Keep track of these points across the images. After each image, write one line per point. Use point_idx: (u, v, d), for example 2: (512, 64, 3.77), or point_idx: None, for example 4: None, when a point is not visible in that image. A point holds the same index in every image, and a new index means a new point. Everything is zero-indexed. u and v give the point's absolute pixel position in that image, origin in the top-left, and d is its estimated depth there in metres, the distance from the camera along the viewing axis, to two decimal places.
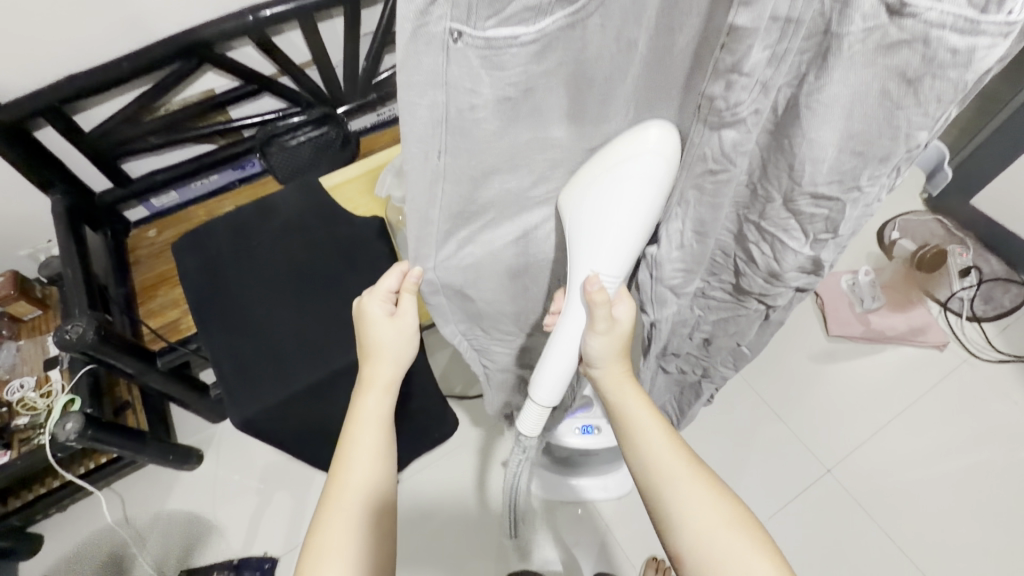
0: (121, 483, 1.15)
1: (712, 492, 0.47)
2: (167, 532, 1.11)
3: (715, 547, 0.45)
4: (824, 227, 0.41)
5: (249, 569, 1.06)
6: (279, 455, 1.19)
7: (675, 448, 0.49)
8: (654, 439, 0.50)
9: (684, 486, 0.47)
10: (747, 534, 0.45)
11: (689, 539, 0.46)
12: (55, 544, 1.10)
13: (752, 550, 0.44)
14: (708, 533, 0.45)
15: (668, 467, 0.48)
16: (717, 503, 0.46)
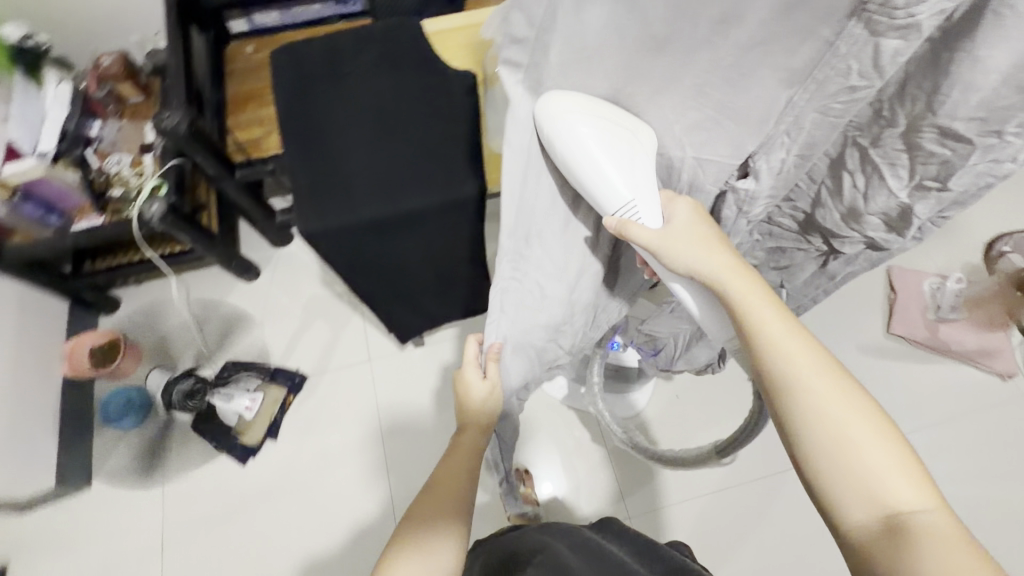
0: (188, 274, 1.28)
1: (850, 397, 0.42)
2: (219, 327, 1.24)
3: (865, 463, 0.40)
4: (935, 172, 0.40)
5: (282, 377, 1.19)
6: (327, 291, 1.28)
7: (820, 363, 0.43)
8: (795, 348, 0.43)
9: (824, 400, 0.42)
10: (891, 443, 0.41)
11: (831, 457, 0.41)
12: (127, 308, 1.25)
13: (906, 479, 0.39)
14: (857, 448, 0.40)
15: (812, 379, 0.42)
16: (857, 408, 0.42)
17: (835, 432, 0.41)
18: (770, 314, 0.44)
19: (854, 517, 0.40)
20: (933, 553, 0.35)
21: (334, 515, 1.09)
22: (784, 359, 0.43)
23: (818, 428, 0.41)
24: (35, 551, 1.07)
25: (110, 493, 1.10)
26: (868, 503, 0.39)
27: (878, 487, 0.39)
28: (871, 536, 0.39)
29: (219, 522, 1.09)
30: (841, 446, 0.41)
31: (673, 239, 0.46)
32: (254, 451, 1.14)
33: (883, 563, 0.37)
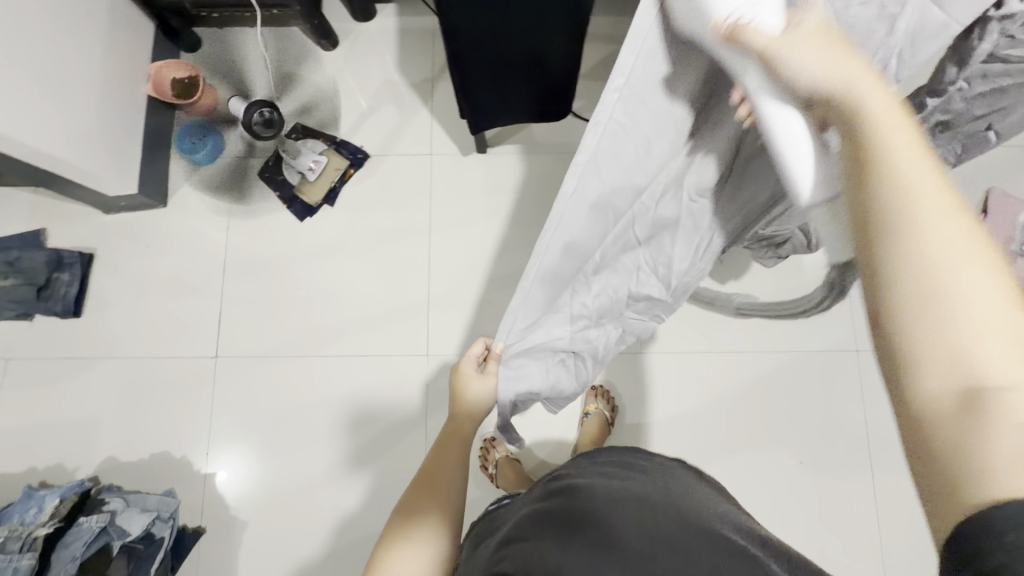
0: (269, 28, 1.26)
1: (970, 245, 0.32)
2: (293, 89, 1.25)
3: (945, 323, 0.31)
4: None
5: (345, 150, 1.22)
6: (400, 77, 1.26)
7: (940, 186, 0.33)
8: (920, 172, 0.33)
9: (923, 233, 0.32)
10: (1006, 308, 0.30)
11: (920, 308, 0.31)
12: (206, 49, 1.25)
13: (1012, 348, 0.30)
14: (953, 304, 0.31)
15: (928, 196, 0.32)
16: (973, 268, 0.31)
17: (945, 281, 0.31)
18: (883, 108, 0.35)
19: (925, 389, 0.31)
20: (1018, 443, 0.28)
21: (376, 285, 1.19)
22: (898, 180, 0.33)
23: (911, 280, 0.32)
24: (117, 249, 1.20)
25: (184, 216, 1.21)
26: (949, 375, 0.30)
27: (958, 354, 0.30)
28: (942, 414, 0.30)
29: (275, 264, 1.20)
30: (945, 301, 0.31)
31: (800, 40, 0.37)
32: (312, 211, 1.21)
33: (960, 449, 0.29)
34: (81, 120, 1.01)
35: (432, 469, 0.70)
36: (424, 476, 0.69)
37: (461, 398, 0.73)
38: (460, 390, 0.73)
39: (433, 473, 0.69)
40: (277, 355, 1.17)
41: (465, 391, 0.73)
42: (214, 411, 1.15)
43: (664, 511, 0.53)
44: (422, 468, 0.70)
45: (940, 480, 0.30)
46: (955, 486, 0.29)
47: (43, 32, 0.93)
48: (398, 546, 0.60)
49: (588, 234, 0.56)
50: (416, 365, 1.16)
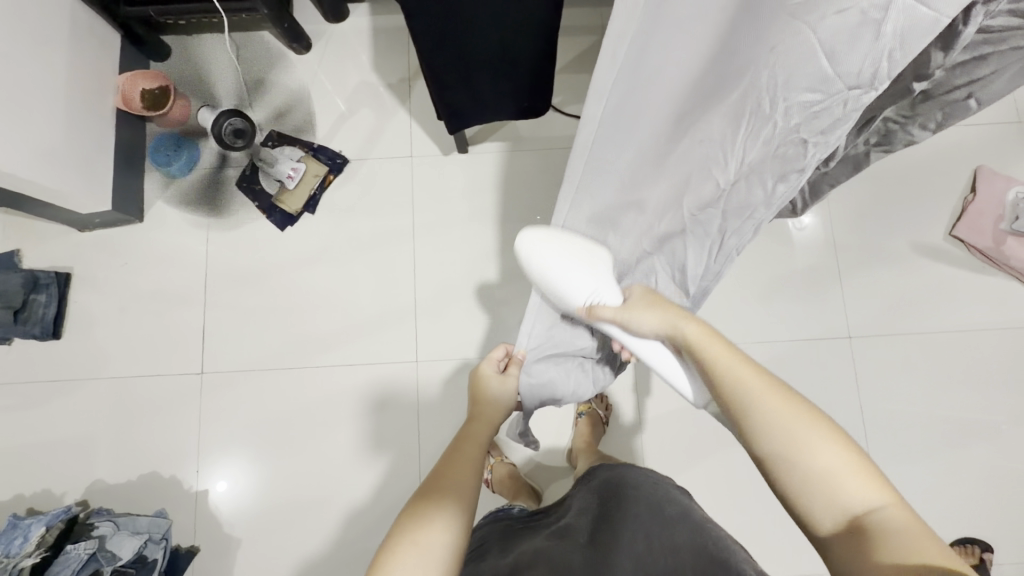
0: (240, 33, 1.23)
1: (802, 415, 0.50)
2: (268, 96, 1.22)
3: (813, 471, 0.47)
4: None
5: (324, 156, 1.20)
6: (377, 78, 1.23)
7: (772, 390, 0.51)
8: (754, 385, 0.52)
9: (774, 414, 0.50)
10: (839, 450, 0.47)
11: (791, 465, 0.48)
12: (177, 57, 1.22)
13: (861, 482, 0.46)
14: (809, 457, 0.48)
15: (765, 397, 0.51)
16: (808, 424, 0.49)
17: (800, 451, 0.48)
18: (724, 350, 0.55)
19: (823, 525, 0.46)
20: (899, 543, 0.41)
21: (361, 292, 1.17)
22: (744, 385, 0.52)
23: (781, 445, 0.49)
24: (94, 267, 1.18)
25: (161, 230, 1.18)
26: (832, 511, 0.46)
27: (825, 486, 0.47)
28: (833, 543, 0.45)
29: (258, 275, 1.18)
30: (804, 468, 0.47)
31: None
32: (293, 220, 1.19)
33: (854, 560, 0.43)
34: (48, 136, 0.98)
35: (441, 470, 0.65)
36: (437, 478, 0.64)
37: (480, 403, 0.75)
38: (479, 394, 0.75)
39: (443, 472, 0.64)
40: (264, 368, 1.15)
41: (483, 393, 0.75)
42: (203, 428, 1.13)
43: (661, 539, 0.56)
44: (436, 470, 0.65)
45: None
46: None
47: (3, 47, 0.90)
48: (404, 548, 0.53)
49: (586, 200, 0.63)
50: (406, 372, 1.14)
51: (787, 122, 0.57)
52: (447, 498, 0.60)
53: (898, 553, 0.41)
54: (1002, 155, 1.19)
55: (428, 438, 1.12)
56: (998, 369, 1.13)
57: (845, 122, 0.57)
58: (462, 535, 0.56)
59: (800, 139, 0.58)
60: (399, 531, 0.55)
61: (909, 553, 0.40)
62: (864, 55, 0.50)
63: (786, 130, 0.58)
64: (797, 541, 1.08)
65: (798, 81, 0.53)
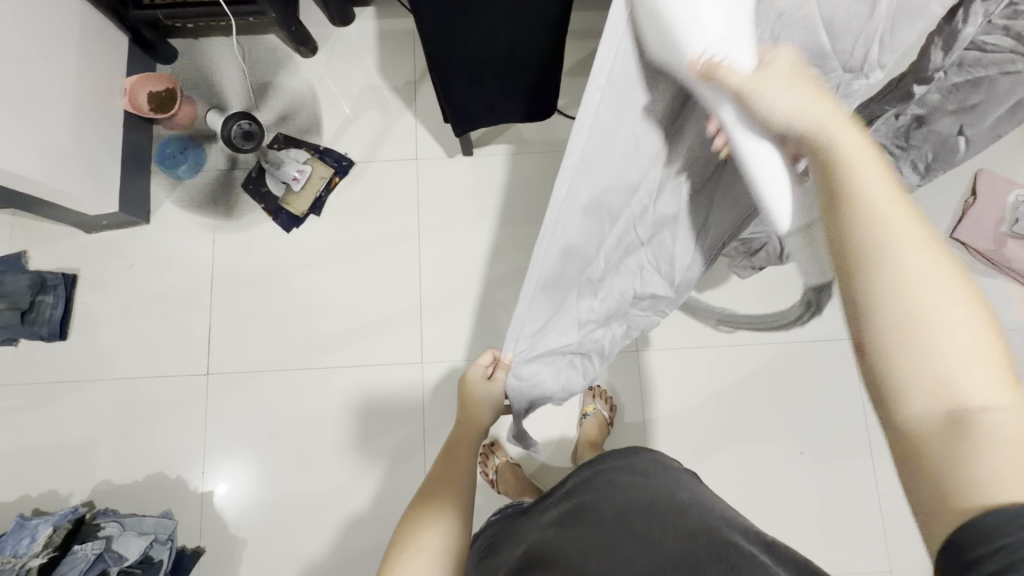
0: (247, 36, 1.24)
1: (940, 273, 0.34)
2: (274, 98, 1.23)
3: (923, 349, 0.33)
4: None
5: (330, 158, 1.21)
6: (382, 82, 1.24)
7: (896, 199, 0.36)
8: (883, 200, 0.36)
9: (904, 255, 0.34)
10: (975, 327, 0.33)
11: (898, 337, 0.34)
12: (184, 60, 1.23)
13: (983, 365, 0.32)
14: (929, 333, 0.33)
15: (894, 217, 0.35)
16: (943, 296, 0.34)
17: (909, 306, 0.34)
18: (855, 145, 0.38)
19: (915, 408, 0.33)
20: (995, 451, 0.30)
21: (367, 294, 1.17)
22: (869, 197, 0.36)
23: (893, 310, 0.34)
24: (101, 268, 1.18)
25: (168, 232, 1.19)
26: (939, 396, 0.32)
27: (934, 365, 0.33)
28: (932, 426, 0.32)
29: (264, 277, 1.18)
30: (911, 328, 0.33)
31: (768, 79, 0.37)
32: (298, 222, 1.19)
33: (942, 464, 0.32)
34: (57, 138, 0.99)
35: (435, 476, 0.67)
36: (434, 484, 0.66)
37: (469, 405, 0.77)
38: (466, 400, 0.78)
39: (439, 479, 0.67)
40: (269, 369, 1.15)
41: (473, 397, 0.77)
42: (208, 429, 1.13)
43: (668, 532, 0.56)
44: (431, 478, 0.67)
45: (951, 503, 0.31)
46: (945, 499, 0.31)
47: (15, 50, 0.91)
48: (409, 554, 0.56)
49: (587, 236, 0.53)
50: (412, 373, 1.14)
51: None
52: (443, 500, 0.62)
53: (997, 463, 0.30)
54: (1002, 158, 1.20)
55: (433, 439, 1.12)
56: None
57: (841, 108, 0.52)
58: (461, 533, 0.59)
59: None
60: (401, 539, 0.58)
61: (994, 474, 0.30)
62: (858, 38, 0.44)
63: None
64: (802, 541, 1.08)
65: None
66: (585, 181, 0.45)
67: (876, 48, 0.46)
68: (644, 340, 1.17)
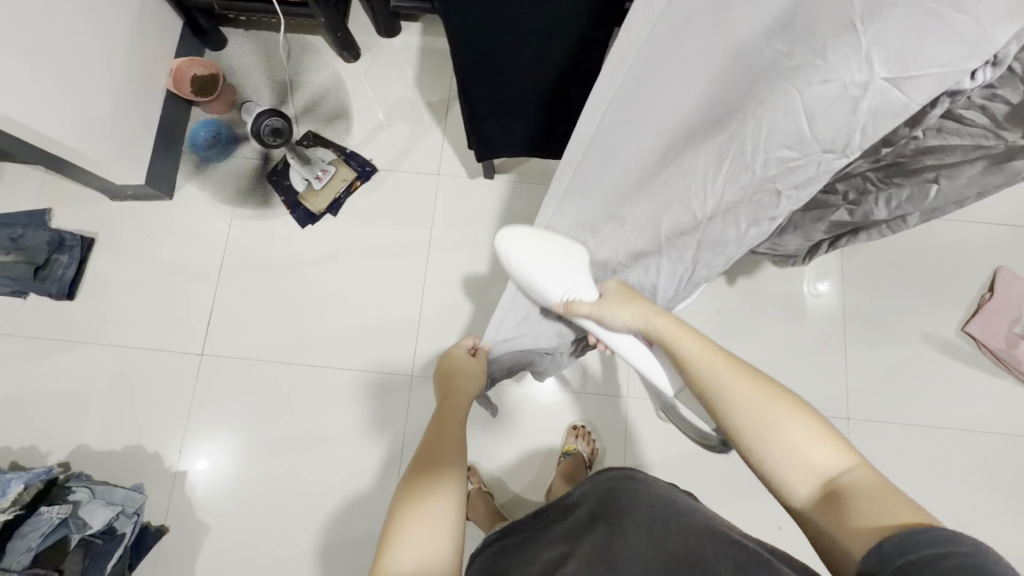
0: (295, 35, 1.28)
1: (761, 390, 0.49)
2: (310, 97, 1.26)
3: (773, 442, 0.46)
4: None
5: (354, 162, 1.23)
6: (417, 96, 1.27)
7: (730, 366, 0.52)
8: (708, 358, 0.54)
9: (737, 390, 0.50)
10: (802, 420, 0.46)
11: (757, 440, 0.47)
12: (232, 48, 1.28)
13: (824, 445, 0.45)
14: (766, 428, 0.47)
15: (716, 365, 0.53)
16: (771, 398, 0.48)
17: (745, 425, 0.48)
18: (692, 345, 0.57)
19: (800, 493, 0.44)
20: (872, 506, 0.39)
21: (368, 299, 1.18)
22: (699, 363, 0.54)
23: (737, 418, 0.49)
24: (117, 236, 1.21)
25: (188, 211, 1.22)
26: (803, 472, 0.44)
27: (795, 457, 0.45)
28: (817, 516, 0.42)
29: (272, 267, 1.20)
30: (759, 438, 0.47)
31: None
32: (314, 219, 1.21)
33: (832, 526, 0.41)
34: (96, 108, 1.02)
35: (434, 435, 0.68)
36: (422, 460, 0.63)
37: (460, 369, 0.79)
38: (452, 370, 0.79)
39: (430, 456, 0.64)
40: (261, 359, 1.16)
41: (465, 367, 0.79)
42: (193, 408, 1.14)
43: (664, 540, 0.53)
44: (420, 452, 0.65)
45: (839, 536, 0.40)
46: (844, 544, 0.39)
47: (71, 21, 0.95)
48: (411, 533, 0.54)
49: (573, 217, 0.65)
50: (400, 384, 1.15)
51: (765, 173, 0.54)
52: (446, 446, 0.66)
53: (872, 511, 0.39)
54: None
55: (410, 453, 1.11)
56: (997, 475, 1.10)
57: (820, 181, 0.53)
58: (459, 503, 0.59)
59: (775, 189, 0.55)
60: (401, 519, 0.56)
61: (880, 515, 0.38)
62: (841, 125, 0.47)
63: (761, 180, 0.55)
64: None
65: (777, 136, 0.50)
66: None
67: (858, 135, 0.47)
68: (635, 387, 1.16)
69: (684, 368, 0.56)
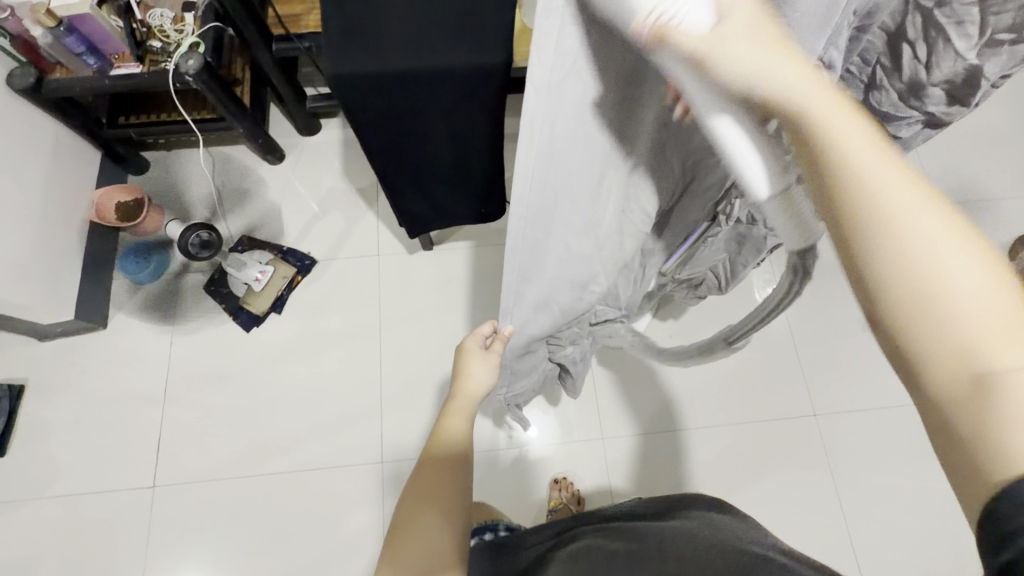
0: (216, 147, 1.31)
1: (953, 225, 0.27)
2: (241, 203, 1.28)
3: (969, 325, 0.26)
4: (1010, 22, 0.34)
5: (293, 258, 1.24)
6: (347, 184, 1.31)
7: (897, 170, 0.28)
8: (858, 136, 0.28)
9: (909, 217, 0.27)
10: (995, 278, 0.27)
11: (913, 317, 0.27)
12: (154, 170, 1.30)
13: (1006, 323, 0.26)
14: (948, 305, 0.27)
15: (883, 173, 0.28)
16: (959, 245, 0.27)
17: (900, 246, 0.27)
18: (844, 117, 0.28)
19: (941, 394, 0.27)
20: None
21: (326, 393, 1.15)
22: (867, 183, 0.27)
23: (905, 250, 0.27)
24: (51, 376, 1.15)
25: (125, 337, 1.18)
26: (958, 368, 0.26)
27: (953, 339, 0.27)
28: (958, 405, 0.26)
29: (221, 379, 1.16)
30: (902, 258, 0.27)
31: (731, 36, 0.27)
32: (259, 321, 1.20)
33: (962, 451, 0.27)
34: (13, 252, 1.00)
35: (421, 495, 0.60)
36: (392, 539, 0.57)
37: (461, 379, 0.69)
38: (462, 366, 0.69)
39: (405, 522, 0.58)
40: (220, 478, 1.10)
41: (467, 368, 0.69)
42: (151, 547, 1.05)
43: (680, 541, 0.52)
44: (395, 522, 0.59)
45: (957, 460, 0.27)
46: (976, 469, 0.26)
47: None
48: None
49: (540, 322, 0.66)
50: (371, 473, 1.10)
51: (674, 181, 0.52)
52: (404, 549, 0.55)
53: None
54: None
55: None
56: None
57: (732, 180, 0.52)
58: None
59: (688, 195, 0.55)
60: None
61: None
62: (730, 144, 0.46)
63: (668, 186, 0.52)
64: None
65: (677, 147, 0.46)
66: (529, 286, 0.57)
67: None
68: (608, 426, 1.15)
69: (821, 187, 0.29)
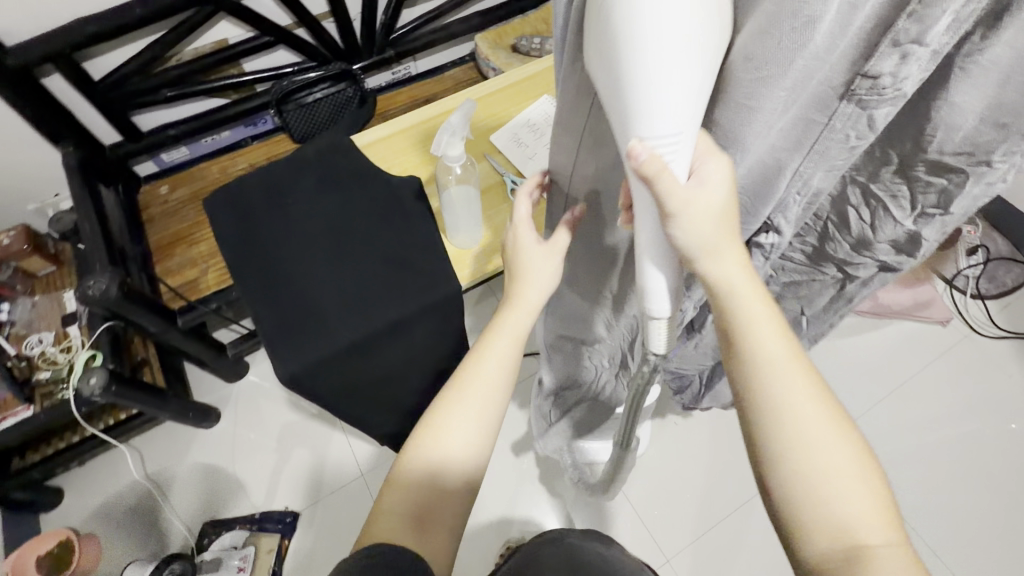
0: (140, 437, 1.17)
1: (834, 420, 0.37)
2: (190, 487, 1.13)
3: (834, 502, 0.35)
4: (936, 201, 0.40)
5: (271, 522, 1.08)
6: (297, 413, 1.20)
7: (800, 370, 0.37)
8: (781, 355, 0.37)
9: (803, 412, 0.36)
10: (860, 465, 0.36)
11: (802, 482, 0.36)
12: (74, 495, 1.12)
13: (868, 501, 0.35)
14: (829, 486, 0.35)
15: (786, 374, 0.37)
16: (842, 437, 0.36)
17: (802, 452, 0.36)
18: (756, 313, 0.37)
19: (809, 541, 0.35)
20: None
21: None
22: (759, 371, 0.37)
23: (784, 427, 0.36)
24: None
25: None
26: (830, 529, 0.35)
27: (831, 509, 0.35)
28: (832, 559, 0.34)
29: None
30: (808, 461, 0.36)
31: (700, 199, 0.33)
32: None
33: None
34: None
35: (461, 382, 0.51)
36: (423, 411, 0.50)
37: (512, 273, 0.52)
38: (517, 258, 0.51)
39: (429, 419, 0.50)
40: None
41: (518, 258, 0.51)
42: None
43: None
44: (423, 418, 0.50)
45: None
46: None
47: None
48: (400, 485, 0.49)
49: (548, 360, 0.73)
50: None
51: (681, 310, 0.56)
52: (448, 419, 0.49)
53: None
54: None
55: None
56: (967, 401, 1.17)
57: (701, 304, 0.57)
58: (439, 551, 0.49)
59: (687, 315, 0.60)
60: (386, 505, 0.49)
61: None
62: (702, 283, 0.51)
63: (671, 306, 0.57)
64: None
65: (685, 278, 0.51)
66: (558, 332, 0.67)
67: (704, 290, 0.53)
68: None
69: (729, 360, 0.38)
